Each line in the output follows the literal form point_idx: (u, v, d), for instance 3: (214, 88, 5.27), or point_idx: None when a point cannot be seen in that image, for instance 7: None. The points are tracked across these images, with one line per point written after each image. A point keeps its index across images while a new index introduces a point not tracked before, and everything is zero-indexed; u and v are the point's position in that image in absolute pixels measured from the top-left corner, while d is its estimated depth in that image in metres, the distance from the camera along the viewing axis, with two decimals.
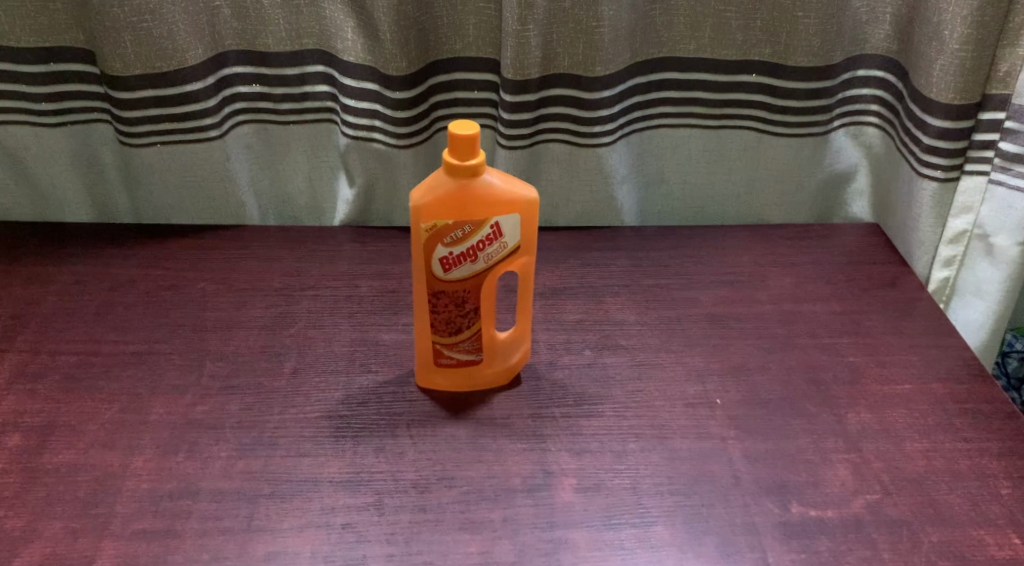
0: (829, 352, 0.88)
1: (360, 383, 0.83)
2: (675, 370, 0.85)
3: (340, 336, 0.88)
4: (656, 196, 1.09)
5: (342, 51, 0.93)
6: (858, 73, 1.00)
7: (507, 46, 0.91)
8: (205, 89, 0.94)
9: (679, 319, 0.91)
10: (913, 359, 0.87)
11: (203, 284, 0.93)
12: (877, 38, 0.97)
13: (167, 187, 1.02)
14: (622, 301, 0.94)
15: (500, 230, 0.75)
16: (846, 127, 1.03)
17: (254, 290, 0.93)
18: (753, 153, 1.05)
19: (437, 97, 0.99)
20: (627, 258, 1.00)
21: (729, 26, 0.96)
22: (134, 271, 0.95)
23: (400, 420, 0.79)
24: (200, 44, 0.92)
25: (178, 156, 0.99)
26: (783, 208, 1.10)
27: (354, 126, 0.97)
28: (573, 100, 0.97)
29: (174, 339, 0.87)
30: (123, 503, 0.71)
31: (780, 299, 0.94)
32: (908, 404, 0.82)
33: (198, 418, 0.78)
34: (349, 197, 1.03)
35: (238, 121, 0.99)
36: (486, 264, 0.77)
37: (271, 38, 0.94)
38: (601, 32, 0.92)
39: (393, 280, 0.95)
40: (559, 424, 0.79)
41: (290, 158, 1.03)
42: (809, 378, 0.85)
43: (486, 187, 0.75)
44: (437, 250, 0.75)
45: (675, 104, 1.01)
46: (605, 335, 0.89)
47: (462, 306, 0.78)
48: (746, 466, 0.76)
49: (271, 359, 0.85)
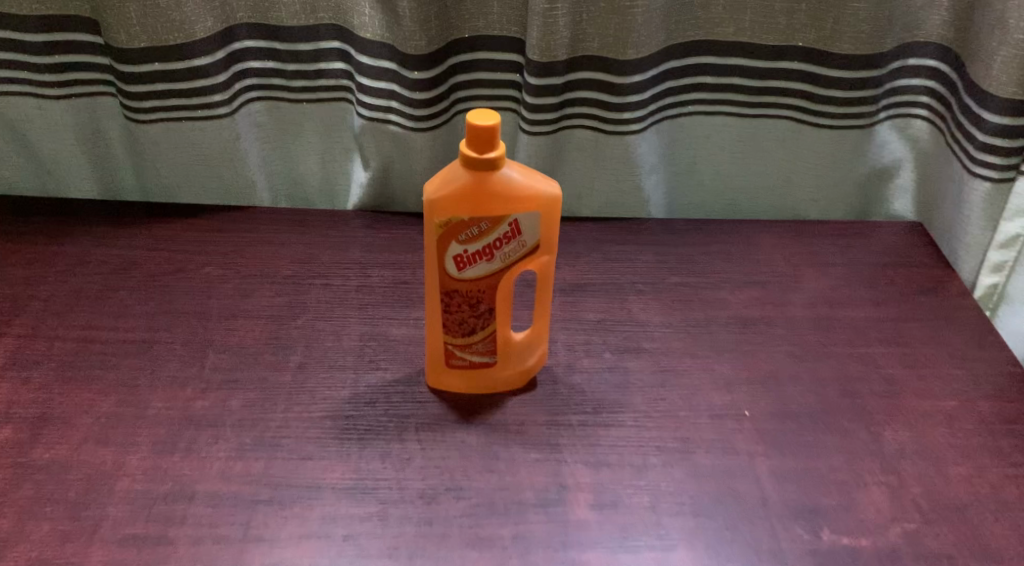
0: (865, 363, 0.83)
1: (369, 380, 0.78)
2: (701, 377, 0.81)
3: (349, 329, 0.84)
4: (685, 187, 1.04)
5: (359, 27, 0.88)
6: (908, 61, 0.93)
7: (532, 26, 0.86)
8: (215, 65, 0.89)
9: (706, 322, 0.88)
10: (956, 373, 0.82)
11: (210, 269, 0.90)
12: (933, 24, 0.90)
13: (175, 165, 0.98)
14: (646, 300, 0.90)
15: (518, 228, 0.69)
16: (892, 119, 0.97)
17: (263, 277, 0.90)
18: (791, 144, 0.99)
19: (458, 78, 0.93)
20: (653, 254, 0.96)
21: (773, 9, 0.89)
22: (140, 253, 0.92)
23: (409, 423, 0.75)
24: (210, 17, 0.87)
25: (185, 134, 0.95)
26: (820, 204, 1.04)
27: (370, 107, 0.92)
28: (602, 84, 0.91)
29: (177, 327, 0.83)
30: (115, 505, 0.67)
31: (814, 302, 0.90)
32: (951, 423, 0.77)
33: (198, 414, 0.74)
34: (363, 180, 1.00)
35: (250, 98, 0.95)
36: (503, 264, 0.70)
37: (284, 11, 0.89)
38: (635, 13, 0.86)
39: (406, 271, 0.91)
40: (576, 432, 0.75)
41: (303, 138, 0.99)
42: (844, 390, 0.80)
43: (505, 181, 0.67)
44: (450, 248, 0.69)
45: (709, 90, 0.95)
46: (626, 337, 0.85)
47: (476, 307, 0.72)
48: (775, 486, 0.71)
49: (276, 353, 0.81)
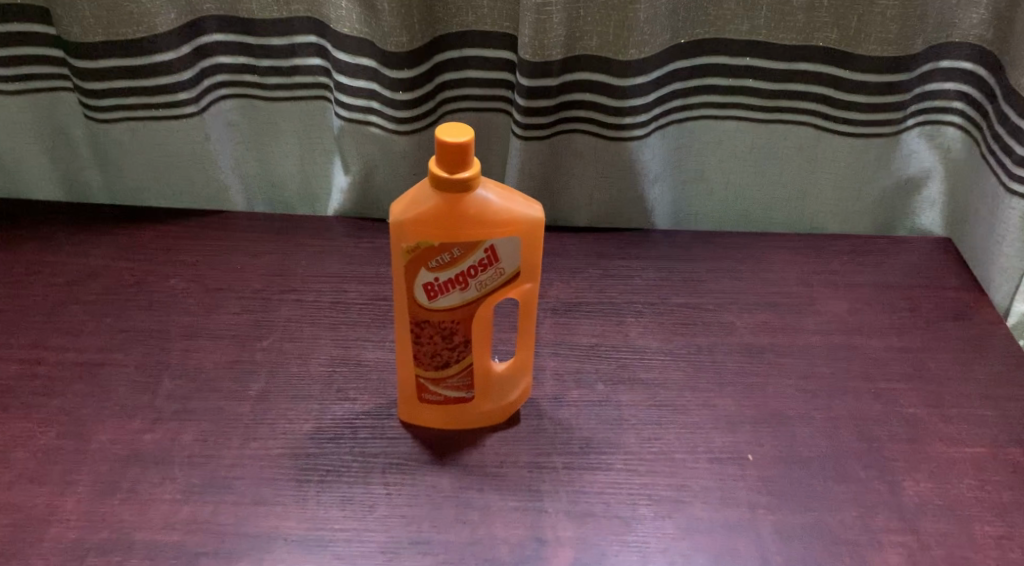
0: (884, 401, 0.75)
1: (335, 413, 0.72)
2: (702, 414, 0.74)
3: (319, 352, 0.77)
4: (694, 196, 0.96)
5: (335, 20, 0.80)
6: (941, 64, 0.84)
7: (524, 22, 0.78)
8: (179, 61, 0.82)
9: (710, 349, 0.80)
10: (987, 415, 0.74)
11: (173, 282, 0.83)
12: (969, 23, 0.82)
13: (143, 166, 0.91)
14: (645, 324, 0.82)
15: (496, 254, 0.61)
16: (921, 127, 0.89)
17: (230, 291, 0.83)
18: (809, 152, 0.91)
19: (446, 77, 0.85)
20: (655, 270, 0.89)
21: (791, 5, 0.81)
22: (100, 263, 0.85)
23: (375, 463, 0.68)
24: (172, 8, 0.80)
25: (151, 134, 0.88)
26: (840, 216, 0.96)
27: (348, 107, 0.85)
28: (602, 86, 0.84)
29: (131, 348, 0.76)
30: (44, 555, 0.61)
31: (829, 328, 0.83)
32: (980, 474, 0.69)
33: (144, 449, 0.68)
34: (344, 185, 0.92)
35: (220, 96, 0.88)
36: (479, 293, 0.63)
37: (254, 3, 0.81)
38: (638, 10, 0.78)
39: (385, 286, 0.84)
40: (560, 477, 0.68)
41: (280, 139, 0.92)
42: (860, 433, 0.72)
43: (480, 203, 0.60)
44: (420, 275, 0.62)
45: (720, 93, 0.87)
46: (622, 366, 0.78)
47: (450, 339, 0.65)
48: (779, 545, 0.64)
49: (236, 379, 0.74)
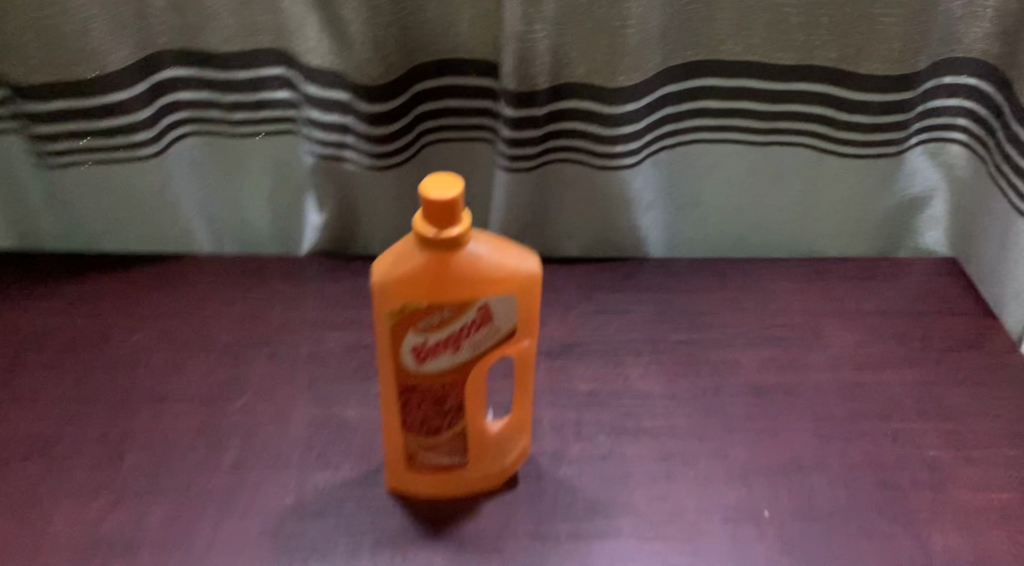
0: (902, 444, 0.71)
1: (317, 483, 0.66)
2: (712, 467, 0.69)
3: (298, 413, 0.71)
4: (688, 222, 0.91)
5: (302, 52, 0.74)
6: (944, 80, 0.81)
7: (507, 52, 0.73)
8: (135, 100, 0.76)
9: (716, 391, 0.75)
10: (1011, 455, 0.70)
11: (137, 337, 0.77)
12: (973, 37, 0.77)
13: (100, 211, 0.85)
14: (645, 365, 0.77)
15: (489, 314, 0.56)
16: (923, 144, 0.85)
17: (198, 346, 0.77)
18: (807, 174, 0.87)
19: (424, 107, 0.80)
20: (652, 303, 0.84)
21: (788, 23, 0.76)
22: (54, 319, 0.79)
23: (364, 540, 0.63)
24: (126, 44, 0.73)
25: (108, 177, 0.82)
26: (840, 238, 0.92)
27: (322, 143, 0.79)
28: (590, 114, 0.79)
29: (92, 417, 0.70)
30: None
31: (839, 364, 0.78)
32: (1008, 524, 0.65)
33: (108, 536, 0.63)
34: (318, 222, 0.86)
35: (182, 133, 0.82)
36: (472, 354, 0.58)
37: (215, 35, 0.75)
38: (628, 35, 0.73)
39: (366, 333, 0.78)
40: (564, 547, 0.63)
41: (248, 175, 0.86)
42: (879, 481, 0.68)
43: (471, 259, 0.55)
44: (407, 338, 0.56)
45: (714, 116, 0.82)
46: (624, 414, 0.73)
47: (442, 403, 0.60)
48: None
49: (208, 448, 0.68)
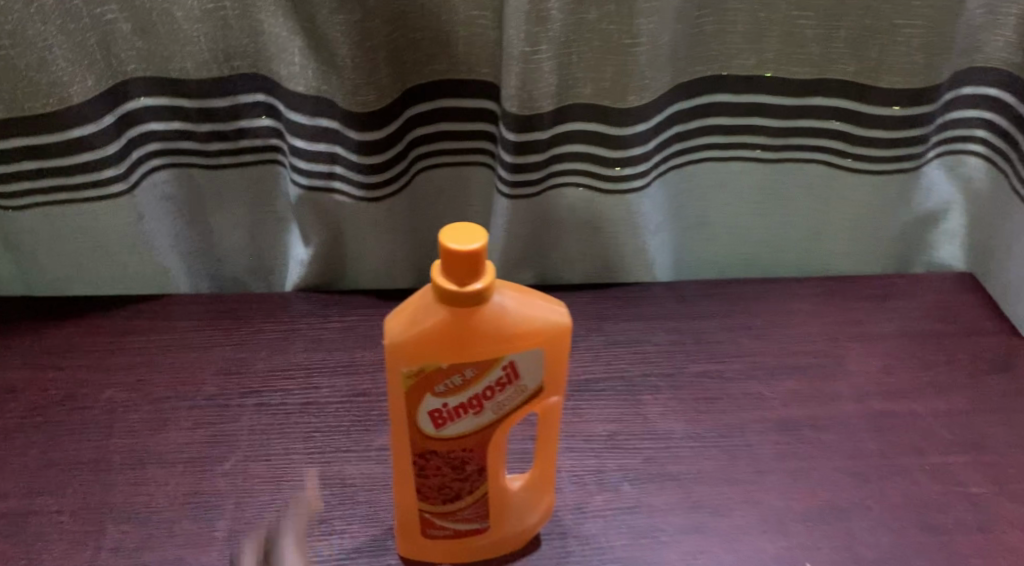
0: (942, 481, 0.67)
1: (321, 553, 0.60)
2: (746, 515, 0.65)
3: (294, 473, 0.65)
4: (695, 243, 0.86)
5: (287, 78, 0.68)
6: (963, 90, 0.77)
7: (509, 72, 0.68)
8: (102, 134, 0.69)
9: (742, 428, 0.71)
10: None
11: (110, 392, 0.71)
12: (994, 47, 0.74)
13: (64, 253, 0.78)
14: (664, 402, 0.72)
15: (515, 371, 0.51)
16: (941, 157, 0.81)
17: (179, 399, 0.70)
18: (822, 191, 0.82)
19: (416, 132, 0.74)
20: (665, 332, 0.78)
21: (804, 36, 0.72)
22: (18, 374, 0.72)
23: None
24: (89, 74, 0.67)
25: (73, 217, 0.75)
26: (855, 257, 0.87)
27: (308, 174, 0.73)
28: (596, 136, 0.74)
29: (66, 487, 0.64)
30: None
31: (867, 393, 0.74)
32: None
33: None
34: (303, 257, 0.80)
35: (154, 166, 0.75)
36: (496, 416, 0.53)
37: (189, 62, 0.69)
38: (638, 53, 0.69)
39: (364, 378, 0.72)
40: None
41: (225, 209, 0.79)
42: (923, 524, 0.64)
43: (496, 314, 0.50)
44: (425, 402, 0.52)
45: (725, 133, 0.78)
46: (648, 459, 0.68)
47: (462, 469, 0.55)
48: None
49: (198, 518, 0.62)
